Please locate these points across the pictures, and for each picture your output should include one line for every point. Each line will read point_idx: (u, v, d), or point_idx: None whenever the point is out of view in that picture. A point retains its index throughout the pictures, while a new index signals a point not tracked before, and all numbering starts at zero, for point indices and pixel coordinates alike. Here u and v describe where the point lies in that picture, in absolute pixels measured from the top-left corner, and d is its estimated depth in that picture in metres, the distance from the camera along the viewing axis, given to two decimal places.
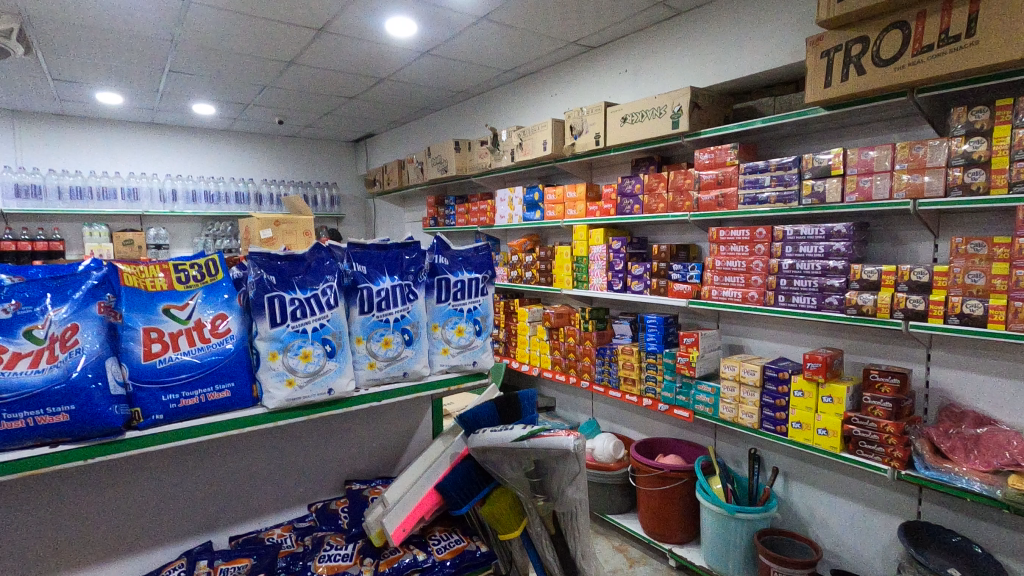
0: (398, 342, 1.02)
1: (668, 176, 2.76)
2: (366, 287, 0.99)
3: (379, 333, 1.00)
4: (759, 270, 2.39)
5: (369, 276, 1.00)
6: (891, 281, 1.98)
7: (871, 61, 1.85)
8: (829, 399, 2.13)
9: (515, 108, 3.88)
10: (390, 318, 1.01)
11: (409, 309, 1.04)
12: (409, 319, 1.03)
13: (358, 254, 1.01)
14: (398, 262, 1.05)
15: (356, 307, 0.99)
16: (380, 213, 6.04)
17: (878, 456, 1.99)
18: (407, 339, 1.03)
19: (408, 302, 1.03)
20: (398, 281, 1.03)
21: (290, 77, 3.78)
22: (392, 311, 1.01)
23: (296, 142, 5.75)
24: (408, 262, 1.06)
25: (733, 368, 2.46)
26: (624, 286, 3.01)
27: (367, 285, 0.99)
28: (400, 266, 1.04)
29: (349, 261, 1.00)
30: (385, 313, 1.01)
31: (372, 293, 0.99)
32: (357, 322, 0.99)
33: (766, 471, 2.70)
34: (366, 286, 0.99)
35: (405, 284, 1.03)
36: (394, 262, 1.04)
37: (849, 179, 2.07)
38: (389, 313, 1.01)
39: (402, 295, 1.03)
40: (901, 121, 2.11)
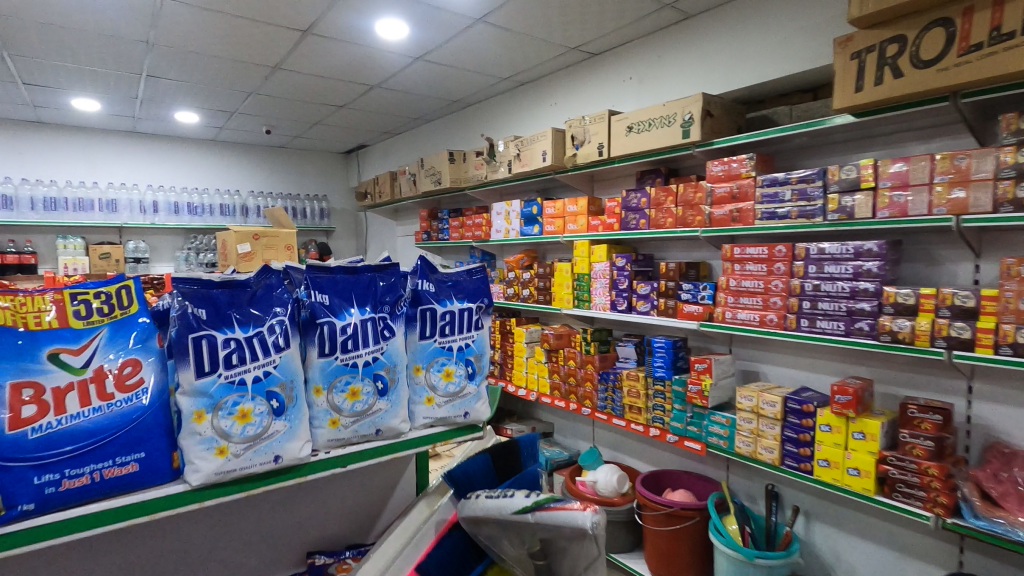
0: (370, 392, 0.80)
1: (677, 190, 2.57)
2: (326, 322, 0.77)
3: (344, 382, 0.79)
4: (778, 291, 2.19)
5: (332, 309, 0.79)
6: (930, 305, 1.79)
7: (909, 62, 1.66)
8: (861, 435, 1.92)
9: (513, 118, 3.71)
10: (358, 362, 0.79)
11: (384, 348, 0.83)
12: (384, 361, 0.82)
13: (318, 281, 0.80)
14: (371, 290, 0.84)
15: (314, 347, 0.77)
16: (372, 226, 5.84)
17: (918, 501, 1.78)
18: (380, 387, 0.81)
19: (382, 340, 0.82)
20: (369, 313, 0.82)
21: (276, 84, 3.60)
22: (361, 353, 0.80)
23: (285, 152, 5.56)
24: (383, 290, 0.86)
25: (751, 399, 2.25)
26: (628, 306, 2.80)
27: (329, 320, 0.78)
28: (373, 295, 0.84)
29: (307, 288, 0.79)
30: (353, 355, 0.79)
31: (336, 329, 0.78)
32: (316, 367, 0.77)
33: (785, 509, 2.48)
34: (327, 321, 0.78)
35: (378, 317, 0.83)
36: (364, 290, 0.84)
37: (881, 193, 1.88)
38: (358, 355, 0.80)
39: (375, 331, 0.82)
40: (937, 130, 1.92)
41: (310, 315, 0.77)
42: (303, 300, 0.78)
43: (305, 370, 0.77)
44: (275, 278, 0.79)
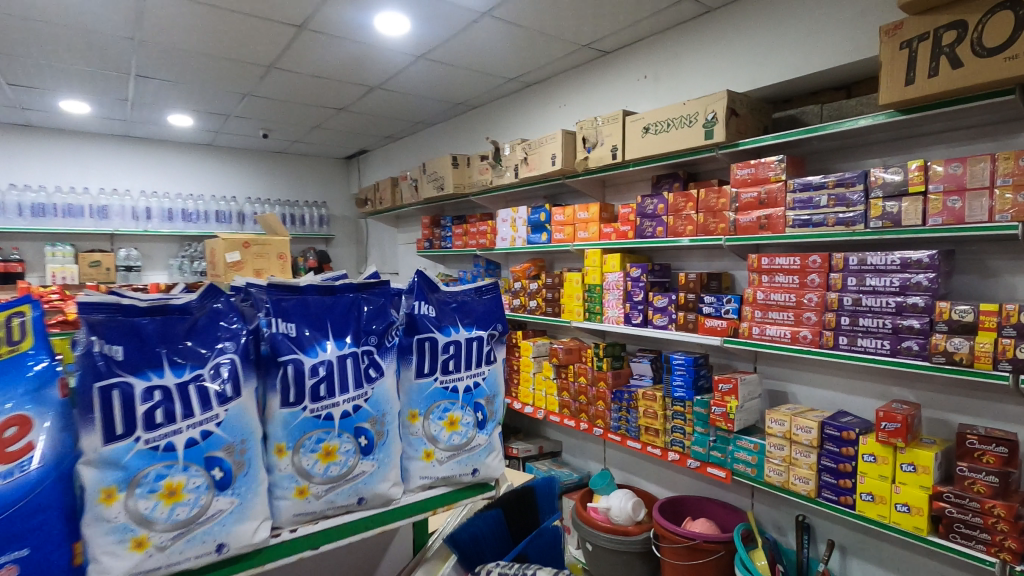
0: (350, 451, 0.64)
1: (697, 195, 2.38)
2: (291, 361, 0.61)
3: (316, 439, 0.62)
4: (812, 306, 2.00)
5: (300, 341, 0.63)
6: (992, 324, 1.59)
7: (970, 51, 1.49)
8: (911, 467, 1.72)
9: (519, 121, 3.54)
10: (332, 413, 0.63)
11: (370, 392, 0.67)
12: (369, 409, 0.66)
13: (286, 304, 0.65)
14: (352, 315, 0.68)
15: (275, 395, 0.61)
16: (372, 234, 5.67)
17: (980, 544, 1.59)
18: (366, 443, 0.65)
19: (367, 381, 0.67)
20: (350, 347, 0.66)
21: (271, 84, 3.44)
22: (337, 401, 0.64)
23: (283, 157, 5.40)
24: (370, 316, 0.70)
25: (782, 424, 2.05)
26: (644, 320, 2.61)
27: (296, 356, 0.62)
28: (356, 323, 0.68)
29: (267, 315, 0.63)
30: (324, 403, 0.63)
31: (304, 371, 0.62)
32: (278, 422, 0.61)
33: (818, 543, 2.27)
34: (294, 357, 0.62)
35: (362, 351, 0.67)
36: (343, 316, 0.67)
37: (932, 197, 1.69)
38: (337, 402, 0.64)
39: (357, 370, 0.66)
40: (992, 129, 1.74)
41: (271, 350, 0.61)
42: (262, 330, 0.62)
43: (265, 425, 0.61)
44: (224, 303, 0.63)
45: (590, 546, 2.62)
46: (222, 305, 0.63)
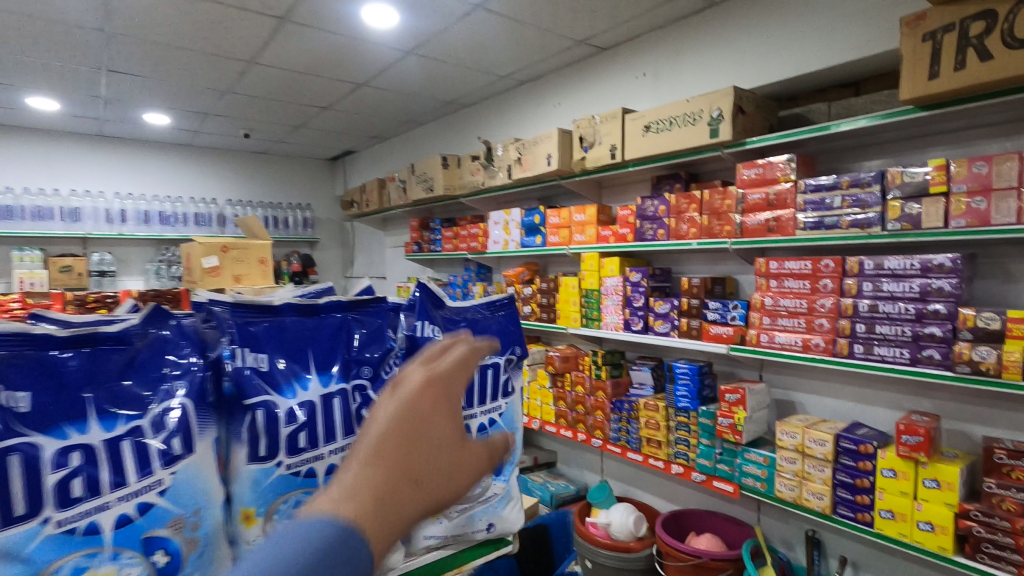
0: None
1: (701, 196, 2.28)
2: (266, 406, 0.62)
3: (295, 501, 0.63)
4: (825, 312, 1.90)
5: (273, 381, 0.64)
6: (1021, 331, 1.49)
7: (999, 43, 1.40)
8: (933, 483, 1.63)
9: (512, 120, 3.43)
10: (303, 465, 0.64)
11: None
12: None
13: (264, 331, 0.67)
14: (331, 349, 0.71)
15: (244, 448, 0.61)
16: (359, 237, 5.52)
17: (1010, 565, 1.50)
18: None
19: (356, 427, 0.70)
20: (330, 386, 0.68)
21: (252, 80, 3.28)
22: (313, 451, 0.65)
23: (266, 158, 5.23)
24: (359, 346, 0.73)
25: (794, 436, 1.95)
26: (644, 326, 2.50)
27: (271, 398, 0.63)
28: (343, 352, 0.71)
29: (233, 346, 0.64)
30: (295, 454, 0.64)
31: (280, 419, 0.63)
32: (244, 478, 0.61)
33: (829, 559, 2.15)
34: (270, 401, 0.63)
35: (349, 390, 0.70)
36: (322, 350, 0.70)
37: (954, 198, 1.61)
38: (320, 453, 0.66)
39: (338, 411, 0.68)
40: (1012, 126, 1.66)
41: (237, 389, 0.62)
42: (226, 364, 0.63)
43: (231, 482, 0.61)
44: (171, 332, 0.64)
45: (590, 563, 2.50)
46: (167, 329, 0.64)
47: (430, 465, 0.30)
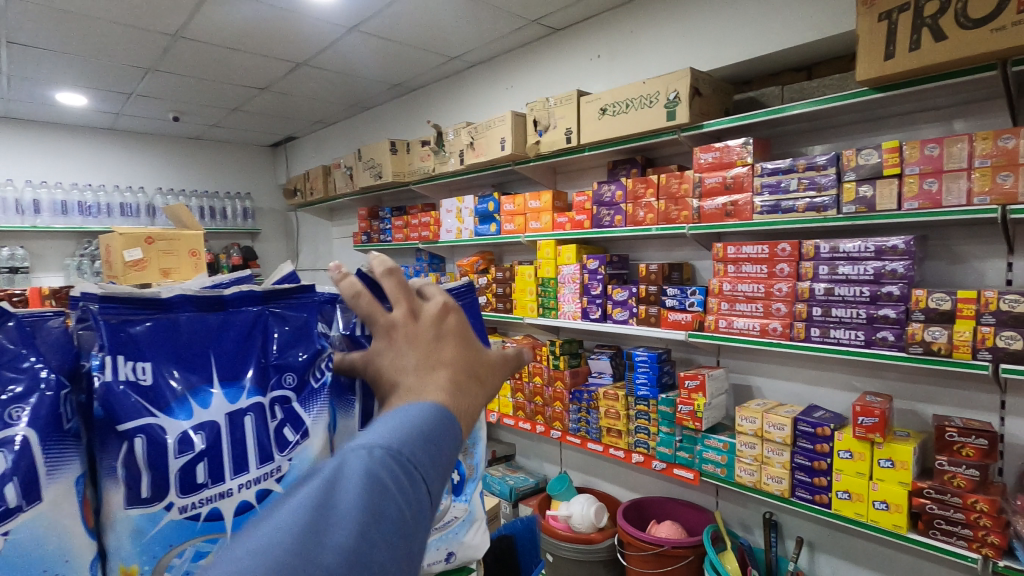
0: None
1: (658, 180, 2.23)
2: (152, 432, 0.48)
3: (196, 553, 0.50)
4: (782, 296, 1.90)
5: (158, 400, 0.50)
6: (971, 311, 1.52)
7: (954, 22, 1.41)
8: (888, 463, 1.65)
9: (463, 104, 3.31)
10: (207, 504, 0.50)
11: (285, 469, 0.56)
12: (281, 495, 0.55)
13: (148, 332, 0.52)
14: (243, 353, 0.57)
15: (119, 489, 0.47)
16: (304, 228, 5.26)
17: (962, 540, 1.53)
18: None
19: (280, 451, 0.56)
20: (245, 402, 0.55)
21: (179, 57, 3.01)
22: (225, 484, 0.51)
23: (200, 144, 4.90)
24: (280, 347, 0.60)
25: (753, 421, 1.94)
26: (603, 315, 2.46)
27: (156, 421, 0.49)
28: (259, 356, 0.58)
29: (103, 356, 0.49)
30: (196, 492, 0.50)
31: (168, 449, 0.48)
32: (122, 527, 0.47)
33: (785, 540, 2.17)
34: (155, 425, 0.49)
35: (268, 404, 0.56)
36: (230, 355, 0.56)
37: (907, 179, 1.61)
38: (228, 488, 0.51)
39: (257, 433, 0.54)
40: (961, 109, 1.69)
41: (106, 412, 0.47)
42: (93, 379, 0.48)
43: (104, 534, 0.47)
44: (11, 337, 0.49)
45: (551, 556, 2.45)
46: (7, 331, 0.49)
47: (476, 361, 0.48)
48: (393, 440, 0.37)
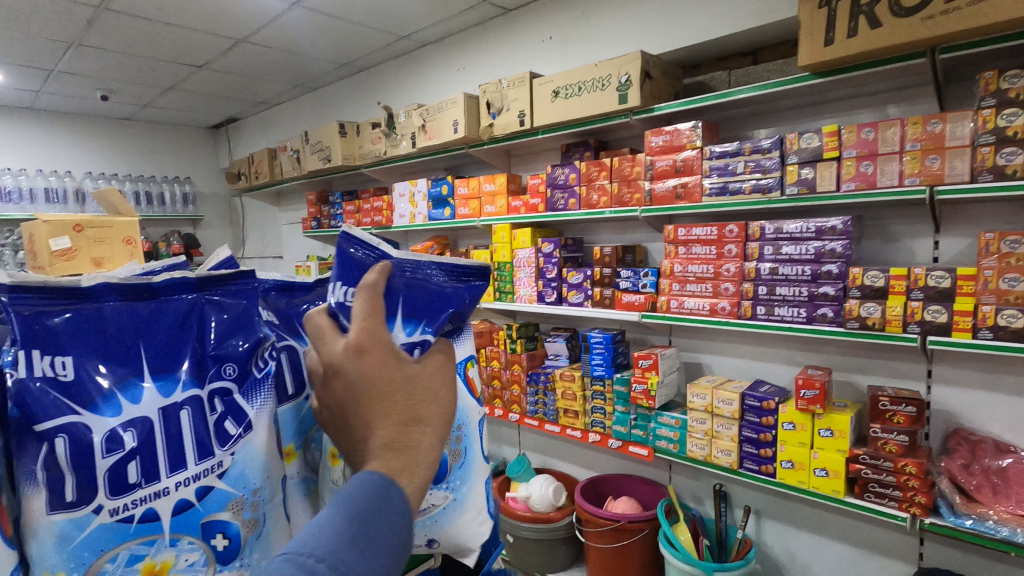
0: (197, 560, 0.51)
1: (611, 163, 2.25)
2: (79, 433, 0.47)
3: (130, 557, 0.48)
4: (730, 276, 1.96)
5: (81, 397, 0.48)
6: (902, 287, 1.61)
7: (888, 10, 1.47)
8: (828, 432, 1.74)
9: (414, 85, 3.23)
10: (143, 504, 0.49)
11: (227, 464, 0.54)
12: (224, 491, 0.53)
13: (69, 325, 0.50)
14: (175, 342, 0.55)
15: (42, 493, 0.46)
16: (249, 214, 5.04)
17: (893, 501, 1.64)
18: (227, 544, 0.53)
19: (220, 445, 0.54)
20: (183, 395, 0.53)
21: (104, 30, 2.80)
22: (163, 482, 0.50)
23: (133, 125, 4.61)
24: (218, 337, 0.57)
25: (703, 398, 2.01)
26: (558, 298, 2.48)
27: (81, 419, 0.48)
28: (194, 347, 0.56)
29: (17, 352, 0.47)
30: (131, 492, 0.48)
31: (95, 447, 0.47)
32: (48, 532, 0.46)
33: (733, 509, 2.27)
34: (78, 424, 0.47)
35: (206, 398, 0.54)
36: (162, 346, 0.54)
37: (845, 162, 1.68)
38: (163, 487, 0.50)
39: (196, 427, 0.53)
40: (895, 95, 1.77)
41: (22, 411, 0.46)
42: (6, 376, 0.47)
43: (27, 541, 0.46)
44: None
45: (512, 537, 2.47)
46: None
47: (413, 400, 0.50)
48: (310, 544, 0.40)
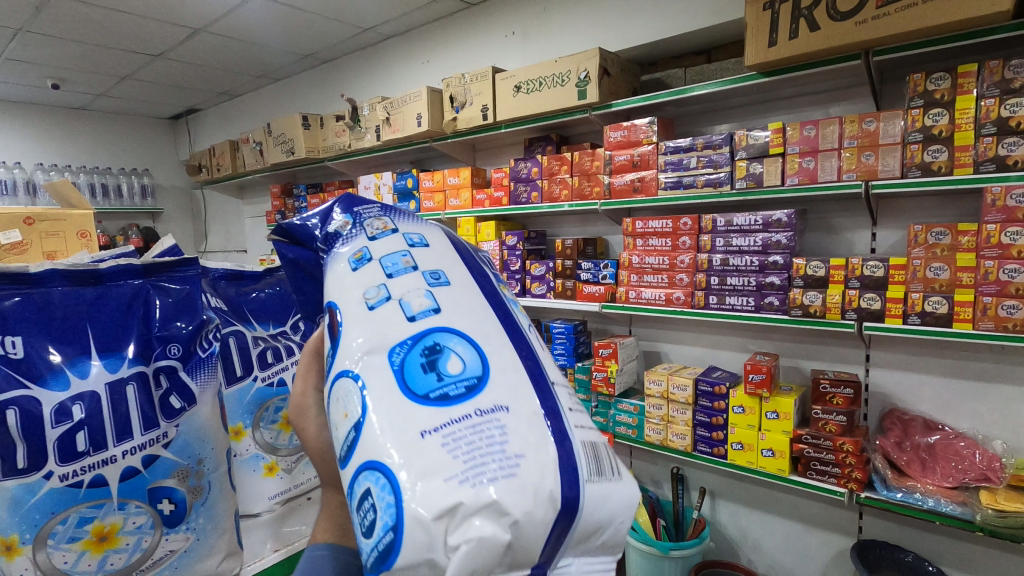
0: (144, 522, 0.61)
1: (572, 158, 2.31)
2: (27, 410, 0.55)
3: (79, 519, 0.57)
4: (684, 267, 2.03)
5: (31, 372, 0.56)
6: (841, 277, 1.71)
7: (825, 14, 1.55)
8: (774, 415, 1.83)
9: (378, 78, 3.22)
10: (90, 474, 0.58)
11: (172, 436, 0.65)
12: (169, 460, 0.64)
13: (18, 307, 0.57)
14: (120, 322, 0.63)
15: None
16: (212, 208, 4.95)
17: (833, 478, 1.74)
18: (172, 508, 0.64)
19: (166, 418, 0.64)
20: (136, 371, 0.63)
21: (53, 17, 2.71)
22: (112, 452, 0.59)
23: (87, 116, 4.46)
24: (163, 317, 0.67)
25: (660, 383, 2.08)
26: (522, 290, 2.53)
27: (31, 393, 0.56)
28: (141, 329, 0.64)
29: None
30: (80, 464, 0.57)
31: (45, 419, 0.56)
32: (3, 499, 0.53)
33: (690, 491, 2.36)
34: (30, 397, 0.55)
35: (151, 373, 0.64)
36: (110, 326, 0.62)
37: (790, 158, 1.77)
38: (111, 455, 0.59)
39: (143, 399, 0.62)
40: (837, 94, 1.86)
41: None
42: None
43: None
44: None
45: None
46: None
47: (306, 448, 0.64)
48: None
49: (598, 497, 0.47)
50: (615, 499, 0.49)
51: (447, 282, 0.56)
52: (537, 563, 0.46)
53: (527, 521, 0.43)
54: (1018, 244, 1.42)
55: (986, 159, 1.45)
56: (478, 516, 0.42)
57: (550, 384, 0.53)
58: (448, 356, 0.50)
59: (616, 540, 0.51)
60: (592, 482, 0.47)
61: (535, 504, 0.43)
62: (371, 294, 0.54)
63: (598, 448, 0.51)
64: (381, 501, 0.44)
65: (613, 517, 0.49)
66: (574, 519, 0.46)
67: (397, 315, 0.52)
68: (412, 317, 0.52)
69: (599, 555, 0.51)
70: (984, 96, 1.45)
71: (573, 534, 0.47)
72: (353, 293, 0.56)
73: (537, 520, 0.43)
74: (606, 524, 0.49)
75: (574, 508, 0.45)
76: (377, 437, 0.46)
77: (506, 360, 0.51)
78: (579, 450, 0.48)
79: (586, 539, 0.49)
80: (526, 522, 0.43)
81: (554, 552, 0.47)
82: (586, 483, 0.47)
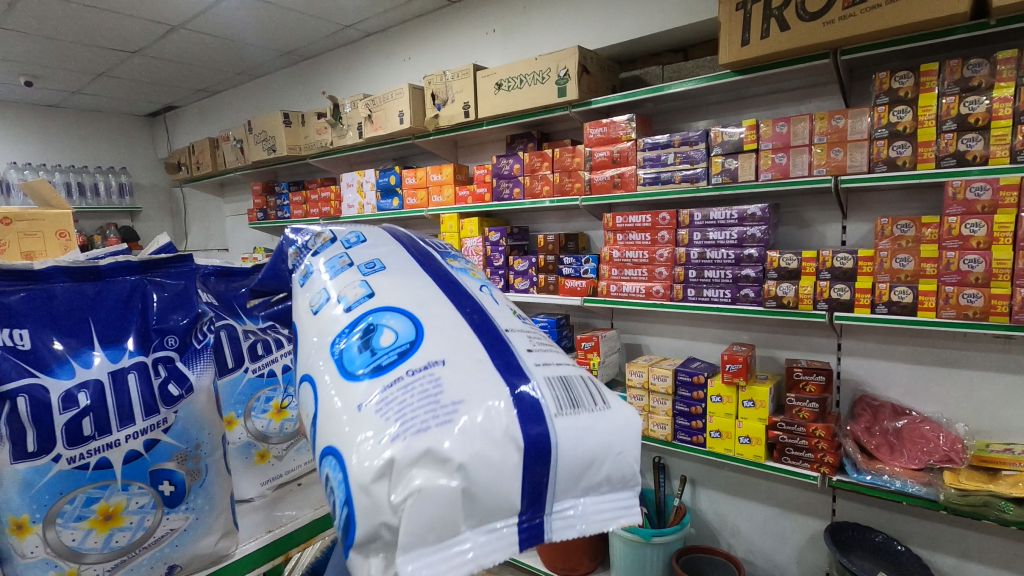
0: (146, 502, 0.63)
1: (552, 155, 2.34)
2: (35, 398, 0.58)
3: (86, 499, 0.59)
4: (663, 261, 2.08)
5: (39, 363, 0.59)
6: (812, 269, 1.77)
7: (795, 15, 1.60)
8: (751, 403, 1.89)
9: (359, 74, 3.22)
10: (94, 456, 0.60)
11: (171, 421, 0.66)
12: (169, 444, 0.66)
13: (23, 302, 0.60)
14: (122, 314, 0.66)
15: (9, 446, 0.56)
16: (193, 206, 4.90)
17: (806, 462, 1.80)
18: (172, 490, 0.65)
19: (166, 405, 0.66)
20: (138, 360, 0.65)
21: (24, 12, 2.66)
22: (115, 436, 0.62)
23: (61, 113, 4.38)
24: (161, 310, 0.68)
25: (641, 374, 2.13)
26: (505, 285, 2.56)
27: (38, 381, 0.58)
28: (140, 321, 0.66)
29: None
30: (86, 449, 0.60)
31: (52, 406, 0.58)
32: (14, 481, 0.56)
33: (672, 480, 2.43)
34: (37, 385, 0.58)
35: (151, 362, 0.65)
36: (112, 318, 0.65)
37: (763, 154, 1.82)
38: (114, 439, 0.62)
39: (143, 385, 0.64)
40: (809, 91, 1.92)
41: None
42: None
43: None
44: None
45: None
46: None
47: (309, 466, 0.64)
48: None
49: (566, 431, 0.48)
50: (593, 429, 0.50)
51: (386, 270, 0.58)
52: (519, 511, 0.47)
53: (478, 463, 0.44)
54: (978, 236, 1.48)
55: (947, 154, 1.52)
56: (418, 468, 0.43)
57: (503, 333, 0.54)
58: (380, 331, 0.52)
59: (618, 472, 0.52)
60: (557, 418, 0.48)
61: (483, 445, 0.44)
62: (315, 300, 0.58)
63: (568, 381, 0.52)
64: (336, 481, 0.46)
65: (598, 448, 0.50)
66: (548, 455, 0.47)
67: (336, 309, 0.55)
68: (349, 308, 0.55)
69: (607, 492, 0.52)
70: (945, 94, 1.51)
71: (554, 474, 0.47)
72: (304, 303, 0.60)
73: (487, 463, 0.44)
74: (591, 456, 0.49)
75: (538, 450, 0.46)
76: (328, 426, 0.48)
77: (444, 314, 0.53)
78: (540, 390, 0.49)
79: (577, 479, 0.49)
80: (474, 467, 0.44)
81: (537, 497, 0.47)
82: (550, 419, 0.48)
